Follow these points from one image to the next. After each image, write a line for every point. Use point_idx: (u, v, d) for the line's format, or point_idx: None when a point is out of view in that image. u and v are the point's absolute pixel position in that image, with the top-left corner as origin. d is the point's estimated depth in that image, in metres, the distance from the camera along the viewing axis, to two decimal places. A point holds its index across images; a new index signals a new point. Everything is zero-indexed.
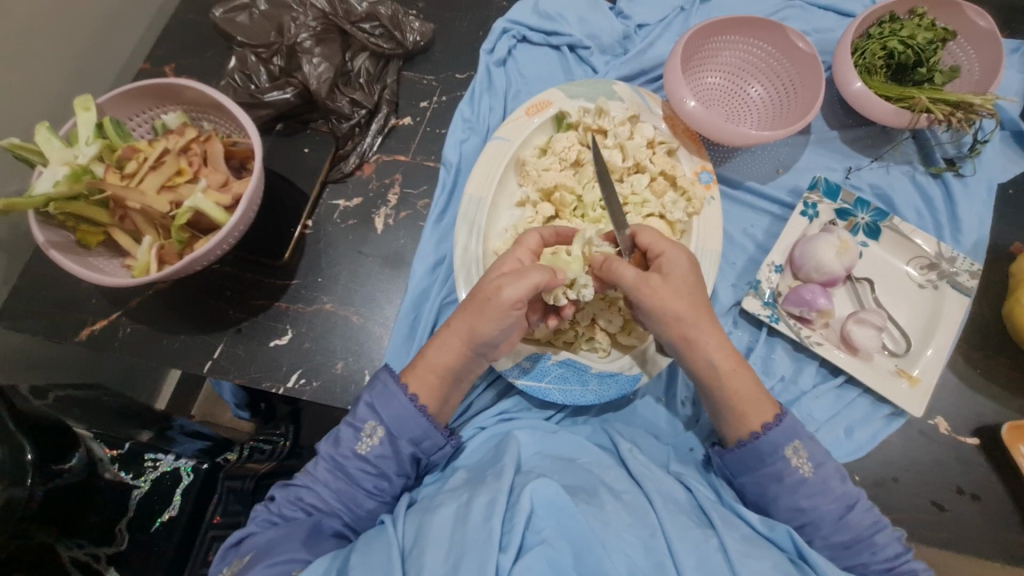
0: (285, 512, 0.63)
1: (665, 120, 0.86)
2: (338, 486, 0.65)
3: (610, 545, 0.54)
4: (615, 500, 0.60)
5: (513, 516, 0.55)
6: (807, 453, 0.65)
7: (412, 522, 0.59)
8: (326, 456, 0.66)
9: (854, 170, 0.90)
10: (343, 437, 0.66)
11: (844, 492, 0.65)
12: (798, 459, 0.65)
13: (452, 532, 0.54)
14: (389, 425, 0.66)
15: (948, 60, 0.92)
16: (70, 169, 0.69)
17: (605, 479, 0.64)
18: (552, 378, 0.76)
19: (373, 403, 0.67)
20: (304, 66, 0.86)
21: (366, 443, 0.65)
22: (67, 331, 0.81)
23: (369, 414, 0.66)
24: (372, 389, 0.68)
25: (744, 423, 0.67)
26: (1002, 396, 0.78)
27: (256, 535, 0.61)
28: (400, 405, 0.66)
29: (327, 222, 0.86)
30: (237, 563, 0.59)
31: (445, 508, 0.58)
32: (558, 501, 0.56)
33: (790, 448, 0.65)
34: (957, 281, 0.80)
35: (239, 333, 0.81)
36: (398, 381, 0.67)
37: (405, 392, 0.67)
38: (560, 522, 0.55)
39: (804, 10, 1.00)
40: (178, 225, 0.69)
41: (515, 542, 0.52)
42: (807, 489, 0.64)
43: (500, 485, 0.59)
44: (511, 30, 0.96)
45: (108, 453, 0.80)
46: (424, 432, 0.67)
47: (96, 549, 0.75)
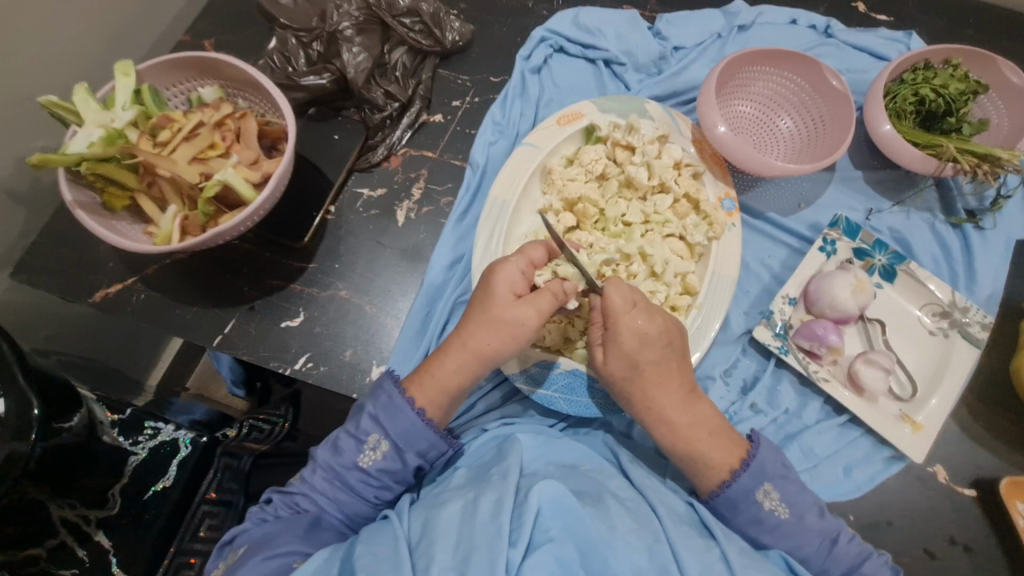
0: (281, 513, 0.64)
1: (694, 144, 0.87)
2: (335, 494, 0.65)
3: (618, 547, 0.54)
4: (620, 507, 0.61)
5: (522, 513, 0.55)
6: (779, 495, 0.66)
7: (419, 517, 0.59)
8: (324, 464, 0.66)
9: (875, 212, 0.91)
10: (345, 447, 0.65)
11: (825, 527, 0.66)
12: (772, 503, 0.65)
13: (460, 528, 0.55)
14: (395, 440, 0.65)
15: (979, 113, 0.93)
16: (106, 131, 0.70)
17: (610, 486, 0.66)
18: (558, 388, 0.75)
19: (378, 416, 0.66)
20: (343, 53, 0.87)
21: (370, 456, 0.65)
22: (82, 292, 0.81)
23: (374, 427, 0.66)
24: (377, 400, 0.67)
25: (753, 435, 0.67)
26: (1004, 451, 0.78)
27: (251, 531, 0.62)
28: (407, 419, 0.65)
29: (350, 210, 0.86)
30: (231, 558, 0.60)
31: (454, 502, 0.59)
32: (565, 503, 0.57)
33: (761, 492, 0.65)
34: (969, 332, 0.80)
35: (252, 311, 0.81)
36: (405, 395, 0.66)
37: (412, 406, 0.66)
38: (567, 523, 0.55)
39: (839, 48, 1.01)
40: (205, 198, 0.70)
41: (525, 539, 0.53)
42: (782, 530, 0.65)
43: (507, 486, 0.60)
44: (549, 39, 0.97)
45: (109, 416, 0.81)
46: (430, 443, 0.67)
47: (88, 511, 0.75)
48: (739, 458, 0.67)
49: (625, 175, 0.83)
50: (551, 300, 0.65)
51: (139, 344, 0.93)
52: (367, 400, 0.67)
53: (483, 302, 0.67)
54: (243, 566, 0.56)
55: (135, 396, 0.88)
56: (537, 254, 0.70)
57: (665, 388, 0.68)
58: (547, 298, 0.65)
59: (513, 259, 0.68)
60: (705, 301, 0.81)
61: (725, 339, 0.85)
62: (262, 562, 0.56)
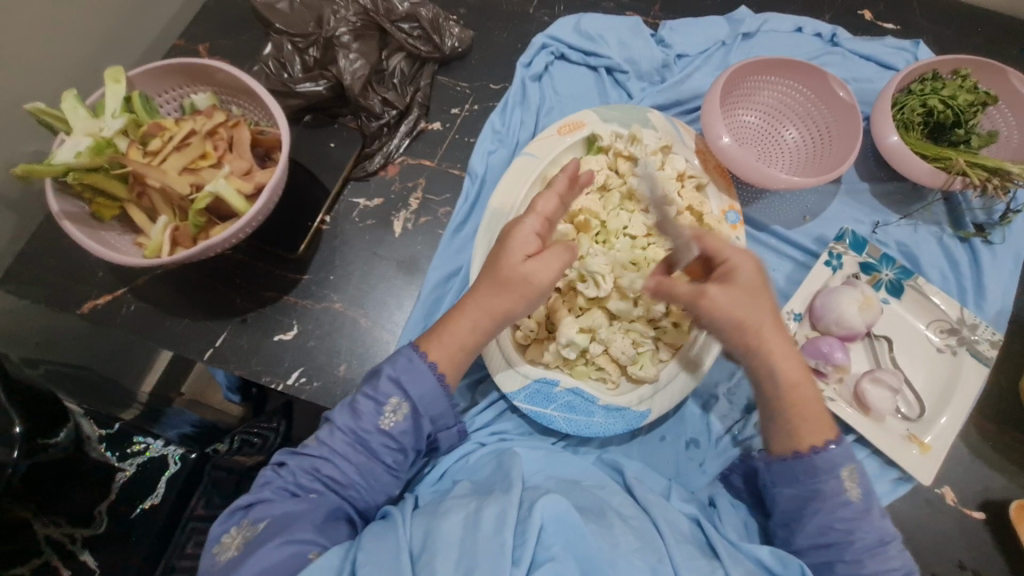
0: (300, 483, 0.62)
1: (697, 154, 0.85)
2: (356, 458, 0.63)
3: (617, 566, 0.54)
4: (623, 523, 0.61)
5: (524, 530, 0.54)
6: (859, 477, 0.61)
7: (419, 526, 0.58)
8: (344, 427, 0.64)
9: (882, 225, 0.89)
10: (365, 410, 0.64)
11: (884, 527, 0.60)
12: (849, 481, 0.61)
13: (462, 540, 0.54)
14: (416, 403, 0.65)
15: (987, 124, 0.91)
16: (94, 141, 0.68)
17: (612, 503, 0.65)
18: (558, 405, 0.73)
19: (399, 378, 0.64)
20: (340, 60, 0.86)
21: (390, 419, 0.64)
22: (71, 302, 0.79)
23: (393, 390, 0.64)
24: (394, 362, 0.65)
25: (798, 435, 0.63)
26: (1013, 472, 0.77)
27: (271, 503, 0.60)
28: (428, 383, 0.65)
29: (346, 219, 0.85)
30: (249, 532, 0.58)
31: (454, 514, 0.57)
32: (569, 519, 0.56)
33: (845, 470, 0.61)
34: (978, 349, 0.79)
35: (244, 324, 0.79)
36: (424, 358, 0.65)
37: (433, 370, 0.65)
38: (570, 541, 0.54)
39: (844, 57, 1.00)
40: (196, 209, 0.68)
41: (527, 557, 0.52)
42: (845, 512, 0.60)
43: (511, 499, 0.58)
44: (550, 46, 0.95)
45: (98, 432, 0.80)
46: (444, 410, 0.67)
47: (73, 529, 0.73)
48: (825, 434, 0.62)
49: (626, 186, 0.81)
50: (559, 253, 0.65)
51: (131, 353, 0.80)
52: (384, 362, 0.66)
53: (483, 292, 0.66)
54: (261, 550, 0.55)
55: (125, 410, 0.82)
56: (549, 207, 0.67)
57: (768, 335, 0.64)
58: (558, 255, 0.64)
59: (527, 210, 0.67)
60: None
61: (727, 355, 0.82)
62: (277, 550, 0.55)
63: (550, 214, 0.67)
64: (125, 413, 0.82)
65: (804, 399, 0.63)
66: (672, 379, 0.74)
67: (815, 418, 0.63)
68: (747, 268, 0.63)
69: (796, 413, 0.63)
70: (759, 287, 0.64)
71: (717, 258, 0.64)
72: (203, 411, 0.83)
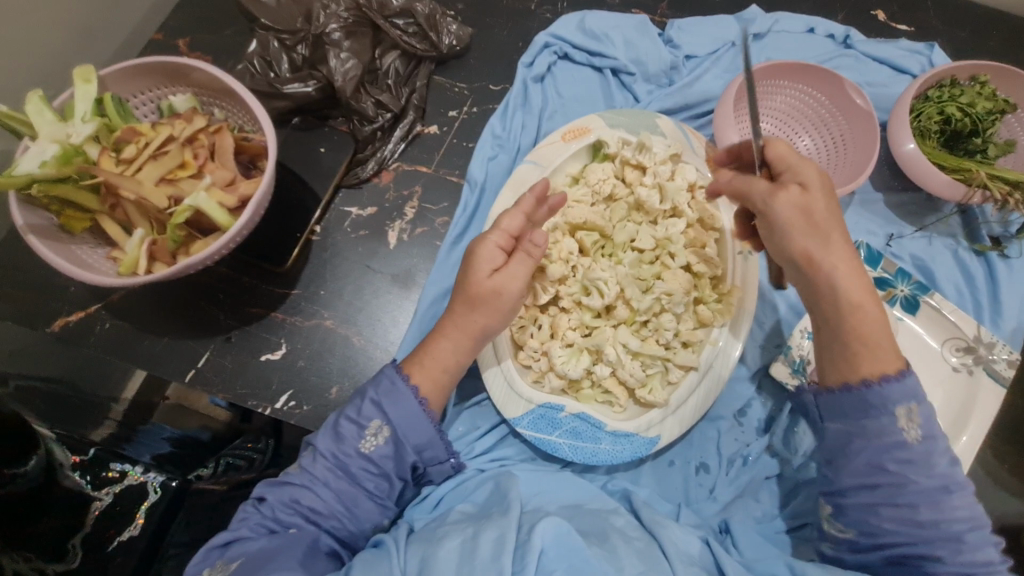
0: (279, 515, 0.59)
1: (708, 164, 0.79)
2: (338, 485, 0.60)
3: None
4: (628, 546, 0.57)
5: (524, 556, 0.51)
6: (920, 417, 0.55)
7: (415, 552, 0.55)
8: (325, 453, 0.60)
9: (896, 238, 0.86)
10: (347, 434, 0.61)
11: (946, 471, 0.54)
12: (907, 421, 0.55)
13: (459, 567, 0.50)
14: (398, 426, 0.61)
15: (1005, 132, 0.88)
16: (61, 148, 0.62)
17: (616, 525, 0.62)
18: (564, 431, 0.70)
19: (380, 401, 0.61)
20: (330, 59, 0.80)
21: (371, 441, 0.61)
22: (42, 320, 0.75)
23: (376, 413, 0.61)
24: (377, 384, 0.62)
25: (854, 364, 0.57)
26: None
27: (248, 541, 0.57)
28: (409, 407, 0.61)
29: (337, 229, 0.80)
30: (223, 568, 0.54)
31: (451, 539, 0.54)
32: (570, 543, 0.53)
33: (904, 408, 0.55)
34: (994, 368, 0.77)
35: (228, 343, 0.74)
36: (408, 381, 0.62)
37: (416, 394, 0.62)
38: (572, 564, 0.51)
39: (858, 61, 0.96)
40: (175, 223, 0.63)
41: None
42: (901, 453, 0.55)
43: (508, 523, 0.55)
44: (553, 45, 0.90)
45: (72, 459, 0.74)
46: (429, 439, 0.63)
47: (45, 565, 0.67)
48: (892, 366, 0.56)
49: (634, 197, 0.77)
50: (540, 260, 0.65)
51: (103, 363, 0.73)
52: (368, 384, 0.63)
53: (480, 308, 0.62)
54: None
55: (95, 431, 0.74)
56: (515, 224, 0.64)
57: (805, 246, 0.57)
58: (516, 219, 0.64)
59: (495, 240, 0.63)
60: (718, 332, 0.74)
61: (738, 376, 0.79)
62: None
63: (516, 231, 0.64)
64: (96, 433, 0.75)
65: (864, 322, 0.57)
66: (683, 403, 0.70)
67: (877, 348, 0.56)
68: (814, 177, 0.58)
69: (854, 339, 0.57)
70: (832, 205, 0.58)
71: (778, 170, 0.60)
72: (186, 420, 0.75)
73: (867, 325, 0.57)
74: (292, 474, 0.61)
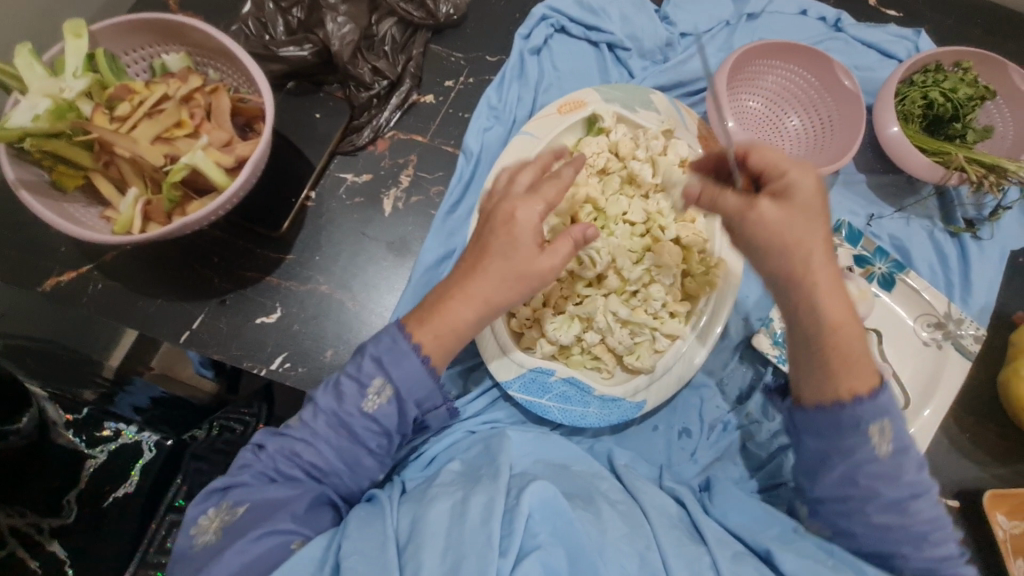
0: (280, 467, 0.59)
1: (700, 141, 0.81)
2: (338, 442, 0.59)
3: (607, 554, 0.53)
4: (612, 509, 0.60)
5: (512, 518, 0.52)
6: (893, 434, 0.55)
7: (406, 513, 0.56)
8: (326, 409, 0.59)
9: (876, 218, 0.89)
10: (347, 392, 0.58)
11: (914, 482, 0.55)
12: (880, 438, 0.55)
13: (449, 529, 0.52)
14: (399, 386, 0.59)
15: (983, 119, 0.91)
16: (54, 103, 0.62)
17: (601, 488, 0.65)
18: (553, 396, 0.72)
19: (381, 358, 0.59)
20: (327, 23, 0.79)
21: (373, 401, 0.59)
22: (32, 279, 0.74)
23: (377, 372, 0.59)
24: (379, 342, 0.60)
25: (833, 382, 0.55)
26: (986, 462, 0.79)
27: (250, 488, 0.57)
28: (411, 365, 0.59)
29: (332, 196, 0.80)
30: (228, 515, 0.55)
31: (440, 503, 0.55)
32: (555, 504, 0.54)
33: (876, 426, 0.54)
34: (963, 343, 0.80)
35: (223, 305, 0.75)
36: (410, 340, 0.59)
37: (418, 353, 0.59)
38: (556, 527, 0.53)
39: (847, 44, 0.98)
40: (170, 182, 0.62)
41: (515, 547, 0.49)
42: (872, 469, 0.55)
43: (497, 487, 0.56)
44: (551, 18, 0.91)
45: (65, 417, 0.76)
46: (430, 393, 0.60)
47: (41, 519, 0.71)
48: (867, 384, 0.54)
49: (627, 170, 0.79)
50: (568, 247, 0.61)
51: (92, 324, 0.74)
52: (369, 341, 0.61)
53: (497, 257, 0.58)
54: (237, 541, 0.53)
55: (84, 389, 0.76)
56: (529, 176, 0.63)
57: (823, 260, 0.54)
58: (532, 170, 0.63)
59: (526, 197, 0.59)
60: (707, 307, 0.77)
61: (722, 346, 0.82)
62: (257, 541, 0.53)
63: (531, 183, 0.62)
64: (85, 393, 0.76)
65: (843, 340, 0.54)
66: (670, 370, 0.73)
67: (855, 364, 0.55)
68: (809, 183, 0.54)
69: (838, 355, 0.54)
70: (819, 208, 0.54)
71: (775, 172, 0.56)
72: (174, 386, 0.76)
73: (847, 335, 0.55)
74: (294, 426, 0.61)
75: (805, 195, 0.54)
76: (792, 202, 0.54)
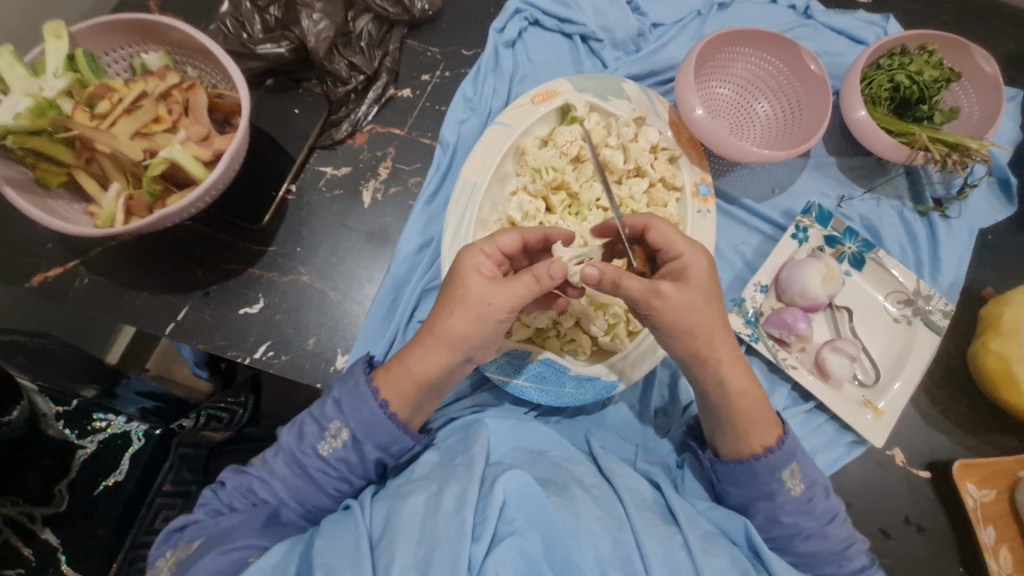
0: (235, 503, 0.60)
1: (670, 127, 0.83)
2: (294, 483, 0.61)
3: (580, 537, 0.53)
4: (586, 494, 0.60)
5: (486, 507, 0.53)
6: (801, 473, 0.64)
7: (381, 509, 0.57)
8: (286, 448, 0.61)
9: (847, 199, 0.91)
10: (307, 432, 0.61)
11: (825, 508, 0.65)
12: (791, 480, 0.64)
13: (423, 520, 0.53)
14: (355, 430, 0.60)
15: (950, 100, 0.93)
16: (34, 101, 0.64)
17: (576, 473, 0.64)
18: (529, 376, 0.74)
19: (341, 402, 0.61)
20: (303, 20, 0.81)
21: (329, 444, 0.60)
22: (19, 277, 0.76)
23: (335, 413, 0.61)
24: (343, 384, 0.62)
25: (747, 439, 0.64)
26: (956, 434, 0.81)
27: (202, 523, 0.59)
28: (368, 411, 0.60)
29: (312, 189, 0.82)
30: (183, 549, 0.56)
31: (416, 496, 0.56)
32: (530, 493, 0.55)
33: (788, 471, 0.64)
34: (931, 319, 0.82)
35: (207, 297, 0.76)
36: (369, 383, 0.61)
37: (375, 398, 0.60)
38: (532, 513, 0.54)
39: (817, 30, 1.00)
40: (151, 176, 0.65)
41: (488, 532, 0.51)
42: (791, 507, 0.64)
43: (472, 477, 0.57)
44: (524, 11, 0.92)
45: (55, 409, 0.79)
46: (393, 437, 0.61)
47: (33, 508, 0.73)
48: (773, 436, 0.64)
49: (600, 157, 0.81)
50: (531, 283, 0.58)
51: (92, 321, 0.74)
52: (335, 382, 0.64)
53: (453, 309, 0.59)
54: (194, 563, 0.53)
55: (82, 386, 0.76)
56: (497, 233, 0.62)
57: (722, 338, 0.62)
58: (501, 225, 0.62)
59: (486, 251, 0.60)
60: None
61: None
62: (216, 558, 0.53)
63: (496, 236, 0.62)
64: (83, 389, 0.76)
65: (744, 405, 0.63)
66: (643, 349, 0.75)
67: (760, 424, 0.64)
68: (701, 265, 0.60)
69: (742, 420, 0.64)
70: (712, 287, 0.61)
71: (670, 250, 0.61)
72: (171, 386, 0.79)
73: (752, 399, 0.64)
74: (255, 464, 0.63)
75: (696, 275, 0.60)
76: (682, 283, 0.59)
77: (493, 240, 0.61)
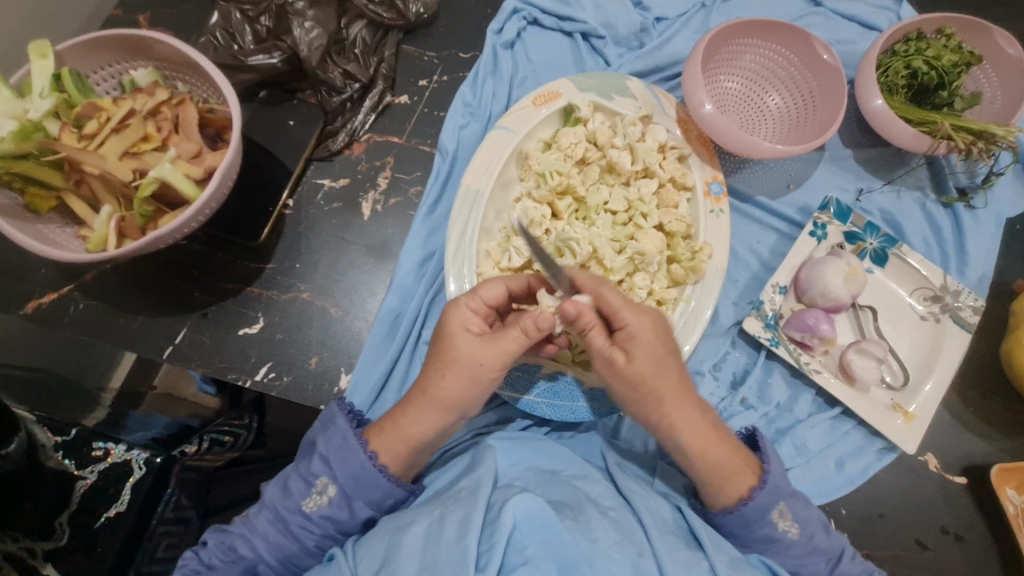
0: (214, 562, 0.57)
1: (679, 124, 0.80)
2: (276, 540, 0.58)
3: (597, 564, 0.50)
4: (602, 517, 0.56)
5: (493, 532, 0.50)
6: (792, 514, 0.62)
7: (380, 540, 0.53)
8: (270, 504, 0.59)
9: (865, 193, 0.88)
10: (294, 488, 0.59)
11: (831, 545, 0.63)
12: (785, 521, 0.61)
13: (423, 552, 0.50)
14: (344, 484, 0.58)
15: (971, 85, 0.88)
16: (19, 124, 0.62)
17: (592, 495, 0.61)
18: (541, 392, 0.71)
19: (329, 457, 0.59)
20: (295, 29, 0.79)
21: (315, 500, 0.58)
22: (14, 303, 0.75)
23: (323, 469, 0.59)
24: (329, 437, 0.60)
25: (720, 488, 0.62)
26: (993, 436, 0.77)
27: None
28: (358, 464, 0.58)
29: (310, 203, 0.79)
30: None
31: (417, 524, 0.53)
32: (541, 517, 0.51)
33: (777, 512, 0.61)
34: (961, 316, 0.78)
35: (205, 319, 0.74)
36: (360, 437, 0.60)
37: (365, 450, 0.59)
38: (543, 539, 0.50)
39: (828, 18, 0.96)
40: (141, 197, 0.62)
41: (494, 562, 0.48)
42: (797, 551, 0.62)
43: (477, 501, 0.54)
44: (522, 11, 0.90)
45: (53, 440, 0.75)
46: (385, 492, 0.59)
47: (32, 543, 0.69)
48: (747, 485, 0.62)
49: (606, 159, 0.77)
50: (520, 338, 0.58)
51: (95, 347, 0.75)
52: (318, 435, 0.61)
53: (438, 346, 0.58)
54: None
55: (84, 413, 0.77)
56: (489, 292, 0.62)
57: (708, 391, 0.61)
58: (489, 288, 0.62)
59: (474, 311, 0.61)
60: (693, 292, 0.75)
61: (713, 332, 0.82)
62: None
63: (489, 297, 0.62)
64: (88, 416, 0.78)
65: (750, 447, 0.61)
66: None
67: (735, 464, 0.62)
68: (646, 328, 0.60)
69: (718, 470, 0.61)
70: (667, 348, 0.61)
71: (613, 321, 0.61)
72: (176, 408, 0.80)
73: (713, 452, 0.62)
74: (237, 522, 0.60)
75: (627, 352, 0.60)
76: (620, 356, 0.60)
77: (477, 294, 0.61)
